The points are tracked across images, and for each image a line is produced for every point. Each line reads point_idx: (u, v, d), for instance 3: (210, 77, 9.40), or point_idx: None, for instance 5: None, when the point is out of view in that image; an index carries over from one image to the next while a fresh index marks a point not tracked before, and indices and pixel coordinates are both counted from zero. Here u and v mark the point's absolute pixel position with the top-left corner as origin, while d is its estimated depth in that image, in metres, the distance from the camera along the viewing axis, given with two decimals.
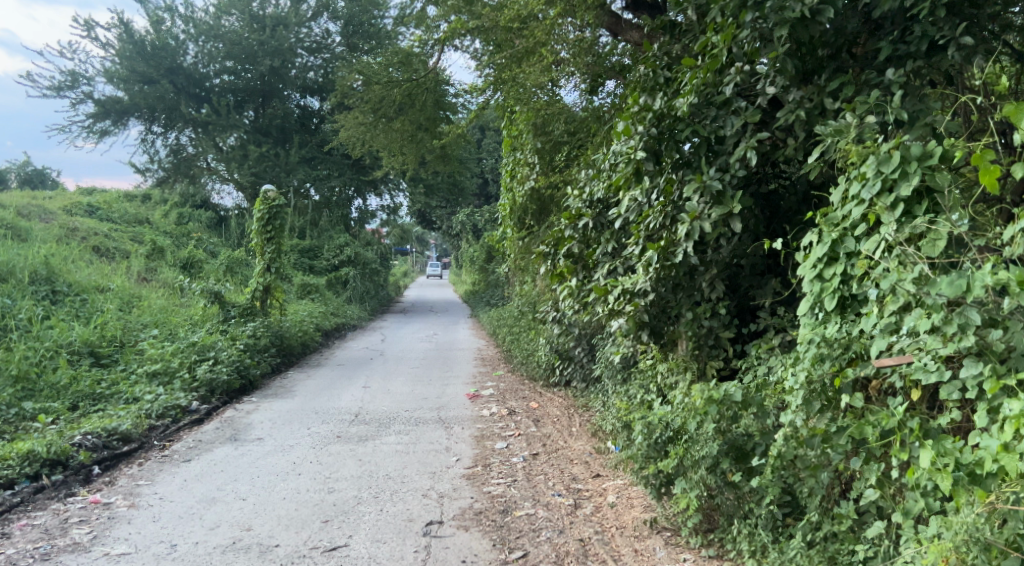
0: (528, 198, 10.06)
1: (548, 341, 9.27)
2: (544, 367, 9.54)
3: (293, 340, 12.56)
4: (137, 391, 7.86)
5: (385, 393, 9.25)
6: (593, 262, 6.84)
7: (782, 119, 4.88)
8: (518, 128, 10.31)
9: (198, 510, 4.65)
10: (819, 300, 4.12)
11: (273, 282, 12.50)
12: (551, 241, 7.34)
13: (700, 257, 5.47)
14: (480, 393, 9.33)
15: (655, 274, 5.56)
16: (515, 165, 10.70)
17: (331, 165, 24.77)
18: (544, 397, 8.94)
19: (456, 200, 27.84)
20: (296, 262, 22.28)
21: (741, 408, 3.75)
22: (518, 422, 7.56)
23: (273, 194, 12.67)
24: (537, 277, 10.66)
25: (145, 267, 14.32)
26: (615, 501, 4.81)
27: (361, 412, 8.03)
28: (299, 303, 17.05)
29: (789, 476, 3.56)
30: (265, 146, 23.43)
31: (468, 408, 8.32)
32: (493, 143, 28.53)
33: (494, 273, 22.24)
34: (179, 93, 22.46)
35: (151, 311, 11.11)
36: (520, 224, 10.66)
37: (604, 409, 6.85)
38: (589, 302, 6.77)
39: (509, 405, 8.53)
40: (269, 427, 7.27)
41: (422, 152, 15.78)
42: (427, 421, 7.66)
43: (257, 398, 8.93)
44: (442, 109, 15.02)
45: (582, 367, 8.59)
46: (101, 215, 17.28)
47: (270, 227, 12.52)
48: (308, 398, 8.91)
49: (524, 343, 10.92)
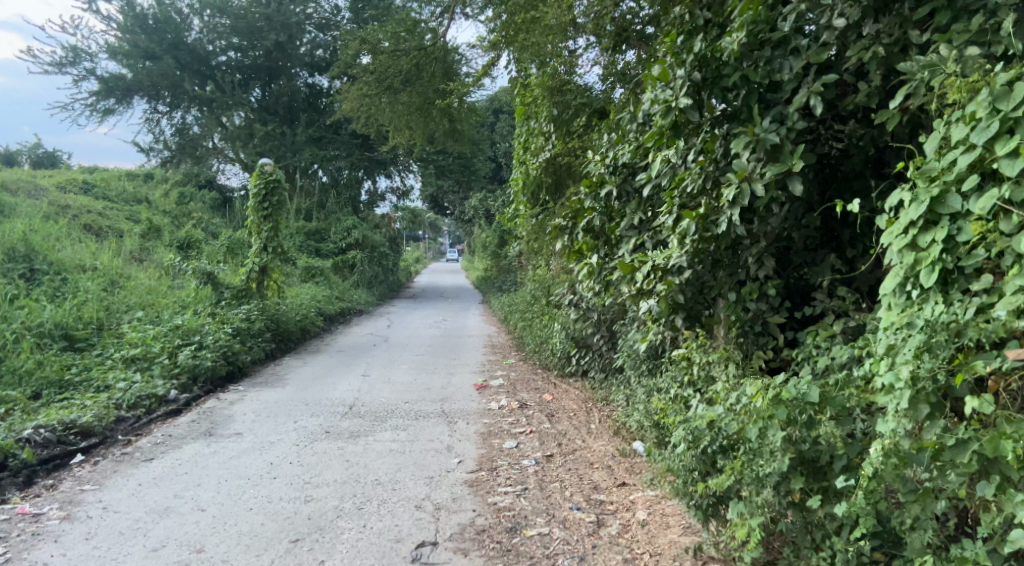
0: (542, 170, 9.13)
1: (563, 328, 8.41)
2: (558, 356, 8.71)
3: (293, 325, 11.82)
4: (110, 378, 7.14)
5: (385, 382, 8.46)
6: (615, 239, 6.05)
7: (854, 57, 4.04)
8: (533, 94, 9.45)
9: (144, 525, 3.87)
10: (912, 275, 3.22)
11: (271, 263, 11.76)
12: (567, 214, 6.46)
13: (746, 228, 4.62)
14: (489, 384, 8.51)
15: (693, 248, 4.75)
16: (529, 136, 9.83)
17: (340, 145, 23.93)
18: (559, 389, 8.09)
19: (468, 184, 26.96)
20: (301, 244, 21.55)
21: (818, 411, 2.91)
22: (530, 416, 6.75)
23: (270, 168, 11.95)
24: (553, 257, 9.84)
25: (139, 247, 13.66)
26: (646, 518, 3.99)
27: (356, 404, 7.24)
28: (301, 286, 16.30)
29: (883, 500, 2.72)
30: (272, 125, 22.68)
31: (475, 400, 7.52)
32: (507, 124, 27.53)
33: (506, 258, 21.37)
34: (183, 69, 21.71)
35: (138, 292, 10.42)
36: (534, 200, 9.78)
37: (629, 404, 6.03)
38: (612, 283, 5.94)
39: (520, 396, 7.72)
40: (251, 421, 6.49)
41: (430, 128, 14.87)
42: (429, 415, 6.85)
43: (245, 386, 8.17)
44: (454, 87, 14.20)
45: (602, 357, 7.77)
46: (97, 192, 16.69)
47: (268, 203, 11.78)
48: (301, 387, 8.15)
49: (537, 330, 10.09)
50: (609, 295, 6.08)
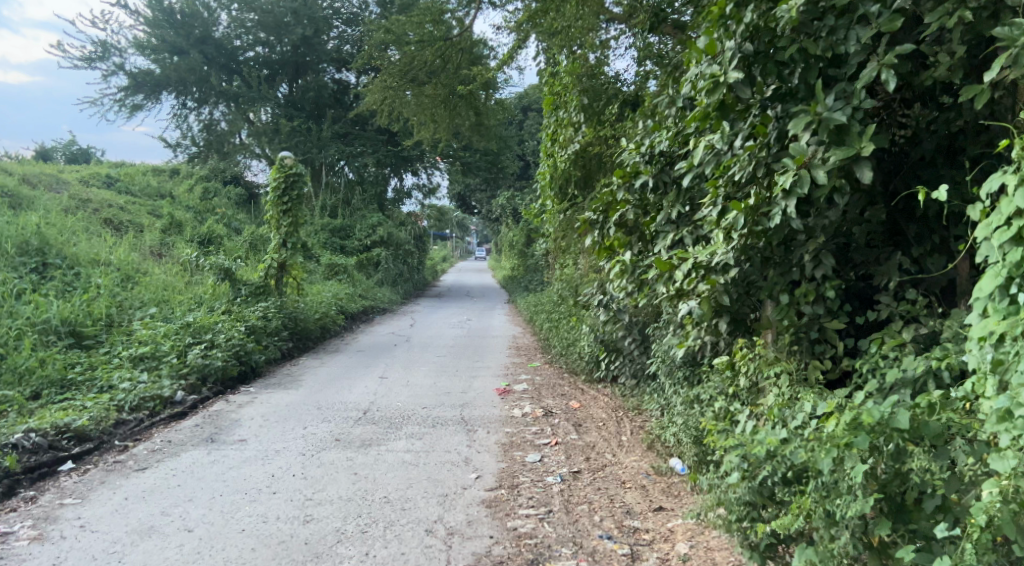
0: (571, 163, 8.58)
1: (593, 330, 7.90)
2: (586, 360, 8.19)
3: (312, 323, 11.47)
4: (114, 378, 6.82)
5: (403, 386, 8.01)
6: (651, 234, 5.55)
7: (935, 25, 3.49)
8: (562, 83, 8.99)
9: (121, 549, 3.47)
10: (1019, 275, 2.67)
11: (290, 259, 11.45)
12: (597, 208, 5.95)
13: (802, 221, 4.08)
14: (512, 389, 8.02)
15: (741, 244, 4.23)
16: (556, 127, 9.31)
17: (366, 141, 23.62)
18: (587, 395, 7.57)
19: (496, 182, 26.46)
20: (326, 241, 21.28)
21: (908, 439, 2.41)
22: (556, 426, 6.25)
23: (290, 162, 11.60)
24: (583, 254, 9.41)
25: (160, 243, 13.47)
26: (687, 553, 3.50)
27: (371, 409, 6.81)
28: (324, 283, 15.96)
29: (990, 553, 2.21)
30: (298, 120, 22.44)
31: (497, 406, 7.05)
32: (536, 121, 26.96)
33: (533, 256, 20.83)
34: (210, 65, 21.56)
35: (153, 289, 10.15)
36: (562, 194, 9.31)
37: (664, 415, 5.51)
38: (647, 283, 5.45)
39: (545, 403, 7.23)
40: (258, 426, 6.08)
41: (456, 123, 14.45)
42: (447, 423, 6.38)
43: (257, 388, 7.80)
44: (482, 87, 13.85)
45: (633, 362, 7.25)
46: (120, 186, 16.64)
47: (287, 197, 11.44)
48: (314, 390, 7.74)
49: (563, 332, 9.58)
50: (644, 296, 5.57)
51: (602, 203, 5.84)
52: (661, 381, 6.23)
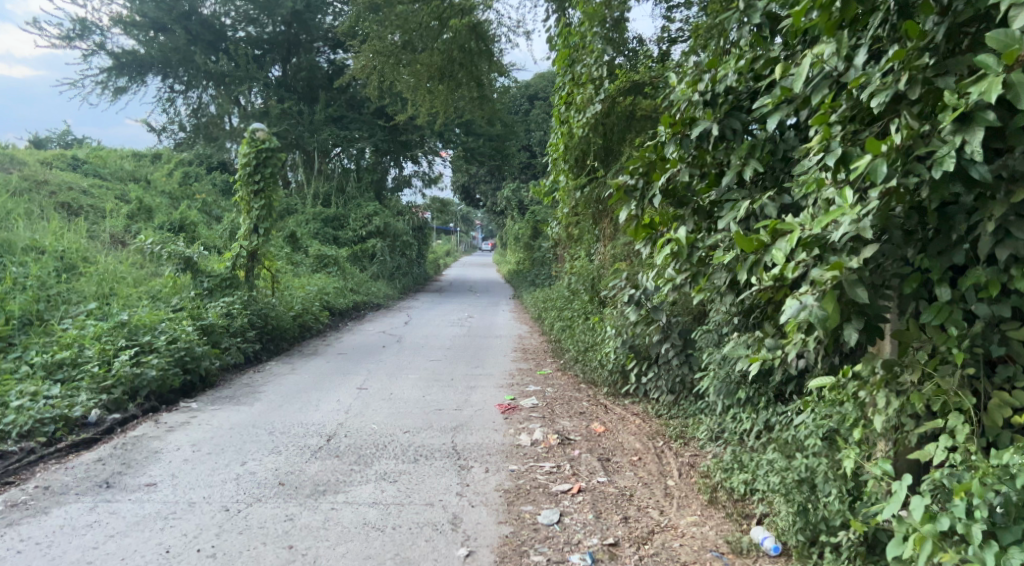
0: (589, 130, 7.26)
1: (618, 333, 6.37)
2: (608, 369, 6.67)
3: (288, 321, 9.96)
4: (11, 393, 5.35)
5: (384, 400, 6.49)
6: (713, 205, 4.11)
7: None
8: (579, 33, 7.48)
9: None
10: None
11: (261, 247, 9.98)
12: (636, 167, 4.35)
13: (989, 169, 2.55)
14: (518, 404, 6.49)
15: (885, 205, 2.71)
16: (571, 88, 7.78)
17: (362, 125, 21.99)
18: (612, 415, 6.03)
19: (502, 172, 24.84)
20: (317, 231, 19.76)
21: None
22: (577, 463, 4.72)
23: (262, 135, 10.07)
24: (605, 240, 8.03)
25: (122, 230, 12.01)
26: None
27: (337, 434, 5.29)
28: (310, 276, 14.41)
29: None
30: (289, 102, 20.78)
31: (498, 430, 5.52)
32: (544, 108, 25.36)
33: (541, 248, 19.26)
34: (194, 42, 19.78)
35: (98, 281, 8.71)
36: (578, 166, 7.89)
37: (734, 457, 4.02)
38: (711, 270, 3.97)
39: (560, 426, 5.71)
40: (181, 461, 4.57)
41: (455, 98, 12.87)
42: (434, 455, 4.86)
43: (203, 402, 6.30)
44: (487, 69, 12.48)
45: (673, 373, 5.77)
46: (87, 168, 15.34)
47: (259, 176, 9.92)
48: (272, 406, 6.23)
49: (579, 334, 8.07)
50: (700, 291, 4.07)
51: (646, 164, 4.29)
52: (715, 404, 4.74)
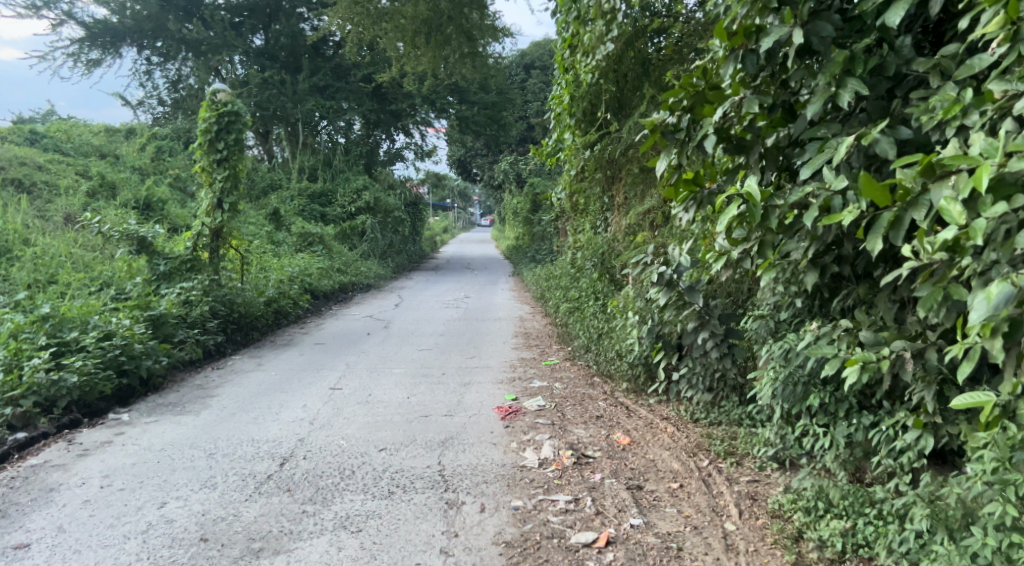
0: (600, 76, 6.10)
1: (640, 320, 5.27)
2: (627, 362, 5.57)
3: (260, 308, 8.84)
4: None
5: (360, 405, 5.39)
6: (785, 153, 3.06)
7: None
8: None
9: None
10: None
11: (227, 224, 8.79)
12: (678, 101, 3.22)
13: None
14: (522, 406, 5.38)
15: None
16: (576, 28, 6.59)
17: (350, 95, 20.59)
18: (636, 420, 4.93)
19: (497, 144, 23.44)
20: (302, 208, 18.58)
21: None
22: (602, 495, 3.63)
23: (224, 97, 8.84)
24: (619, 208, 6.91)
25: (79, 208, 10.84)
26: None
27: (292, 459, 4.18)
28: (292, 256, 13.26)
29: None
30: (269, 70, 19.36)
31: (498, 445, 4.42)
32: (542, 75, 23.87)
33: (542, 222, 18.02)
34: (166, 7, 18.37)
35: (36, 267, 7.59)
36: (588, 122, 6.75)
37: (828, 500, 2.97)
38: (788, 243, 2.93)
39: (575, 436, 4.62)
40: (78, 505, 3.47)
41: (445, 58, 11.62)
42: (415, 485, 3.77)
43: (139, 412, 5.20)
44: (477, 29, 11.27)
45: (710, 369, 4.70)
46: (47, 144, 14.17)
47: (222, 144, 8.72)
48: (221, 416, 5.12)
49: (590, 317, 6.97)
50: (770, 268, 3.05)
51: (692, 95, 3.17)
52: (775, 416, 3.72)
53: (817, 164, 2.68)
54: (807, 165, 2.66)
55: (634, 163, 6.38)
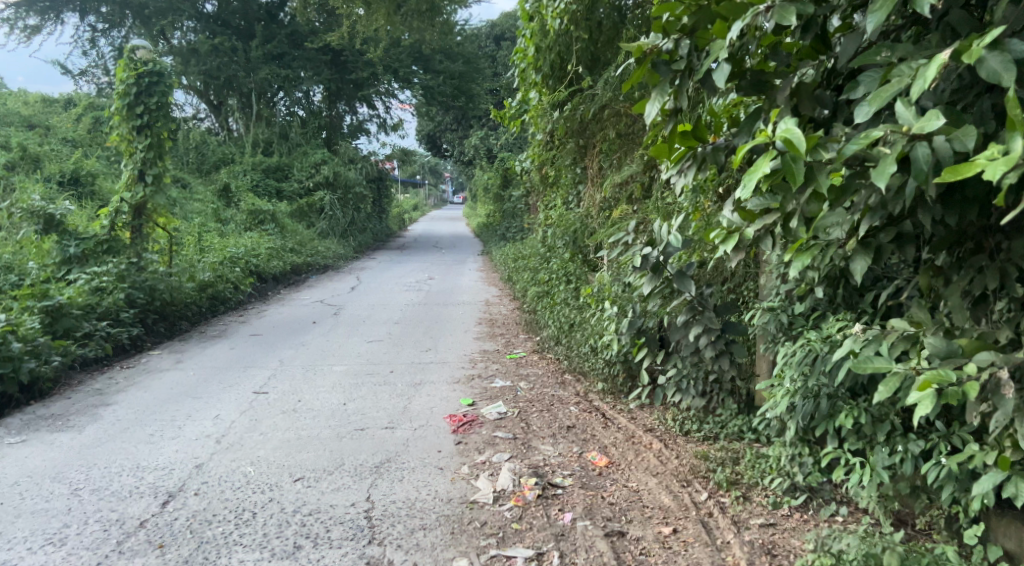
0: (570, 22, 5.18)
1: (619, 312, 4.42)
2: (603, 360, 4.73)
3: (189, 294, 7.83)
4: None
5: (284, 416, 4.47)
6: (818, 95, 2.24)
7: None
8: None
9: None
10: None
11: (152, 200, 7.73)
12: (678, 16, 2.30)
13: None
14: (479, 414, 4.50)
15: None
16: None
17: (306, 63, 18.90)
18: (613, 432, 4.09)
19: (467, 117, 22.33)
20: (255, 184, 17.47)
21: None
22: (576, 548, 2.78)
23: (144, 54, 7.69)
24: (595, 179, 6.06)
25: None
26: None
27: (177, 496, 3.27)
28: (238, 235, 12.20)
29: None
30: (220, 37, 17.79)
31: (445, 473, 3.54)
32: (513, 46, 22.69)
33: (512, 199, 17.09)
34: None
35: None
36: (558, 79, 5.87)
37: None
38: (829, 222, 2.08)
39: (542, 455, 3.76)
40: None
41: (404, 18, 10.53)
42: (331, 536, 2.90)
43: (7, 428, 4.23)
44: None
45: (702, 371, 3.91)
46: None
47: (143, 107, 7.60)
48: (108, 432, 4.17)
49: (560, 305, 6.13)
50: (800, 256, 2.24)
51: (693, 11, 2.26)
52: (789, 434, 3.00)
53: (883, 99, 1.85)
54: (871, 102, 1.84)
55: (610, 126, 5.52)
